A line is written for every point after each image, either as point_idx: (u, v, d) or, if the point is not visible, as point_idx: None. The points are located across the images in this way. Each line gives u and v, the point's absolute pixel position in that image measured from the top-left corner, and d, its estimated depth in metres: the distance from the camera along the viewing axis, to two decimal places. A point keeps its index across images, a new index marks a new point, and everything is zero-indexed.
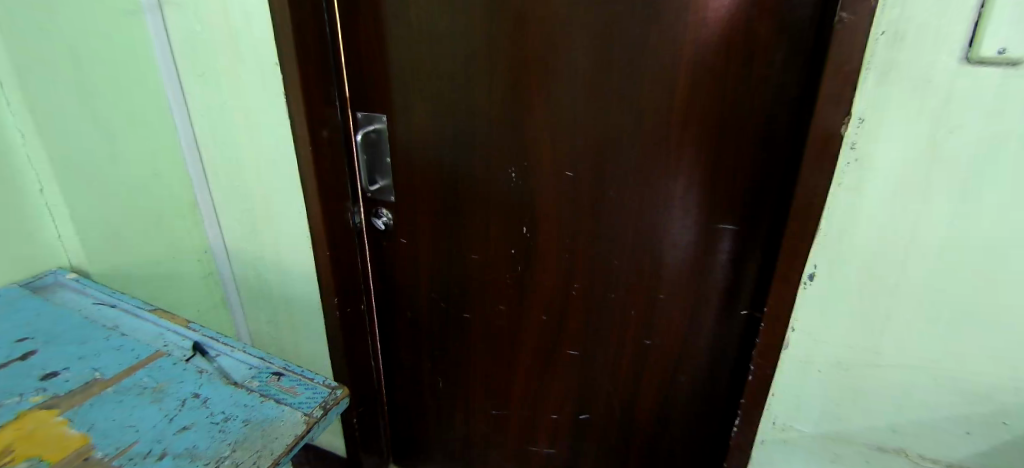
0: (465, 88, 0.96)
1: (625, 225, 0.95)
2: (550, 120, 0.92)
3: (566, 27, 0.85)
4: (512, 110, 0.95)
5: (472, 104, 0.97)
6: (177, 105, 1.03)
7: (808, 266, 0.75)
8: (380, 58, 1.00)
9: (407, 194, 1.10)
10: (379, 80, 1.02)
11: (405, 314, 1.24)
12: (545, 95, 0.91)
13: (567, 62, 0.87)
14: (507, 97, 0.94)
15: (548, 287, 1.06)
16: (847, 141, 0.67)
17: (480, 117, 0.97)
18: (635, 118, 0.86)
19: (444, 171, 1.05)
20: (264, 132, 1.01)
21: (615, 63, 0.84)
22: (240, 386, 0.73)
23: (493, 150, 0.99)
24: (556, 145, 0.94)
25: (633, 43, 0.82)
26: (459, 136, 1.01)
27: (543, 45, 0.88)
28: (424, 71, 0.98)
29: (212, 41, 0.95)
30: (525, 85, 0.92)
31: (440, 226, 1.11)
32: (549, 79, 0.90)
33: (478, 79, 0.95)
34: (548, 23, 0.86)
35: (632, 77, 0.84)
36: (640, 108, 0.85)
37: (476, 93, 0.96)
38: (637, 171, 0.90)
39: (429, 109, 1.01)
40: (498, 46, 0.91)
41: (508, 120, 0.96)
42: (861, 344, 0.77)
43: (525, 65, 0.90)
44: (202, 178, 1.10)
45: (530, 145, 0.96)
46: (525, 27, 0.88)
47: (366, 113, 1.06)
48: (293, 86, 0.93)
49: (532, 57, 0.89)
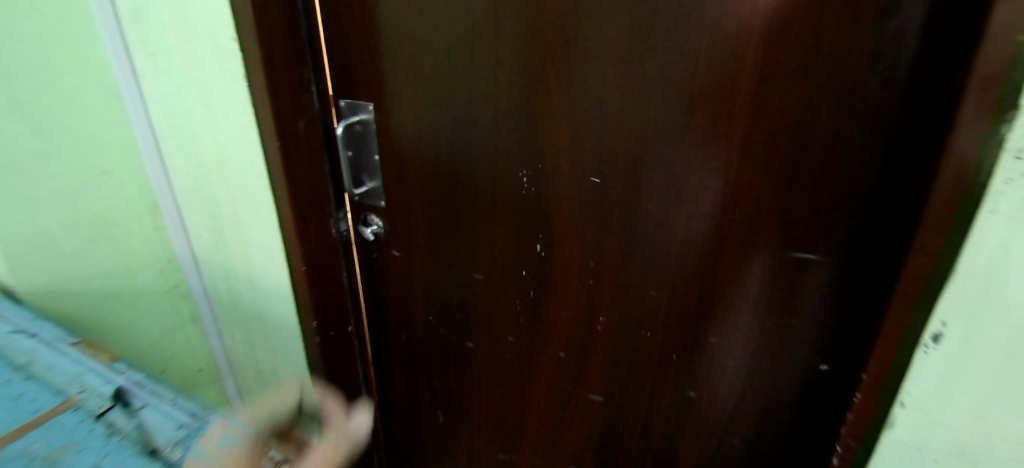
0: (465, 70, 0.76)
1: (666, 249, 0.73)
2: (571, 112, 0.72)
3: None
4: (523, 99, 0.74)
5: (473, 93, 0.77)
6: (129, 90, 0.86)
7: (932, 322, 0.53)
8: (363, 33, 0.81)
9: (399, 200, 0.92)
10: (364, 62, 0.83)
11: (399, 338, 1.06)
12: (566, 83, 0.71)
13: (596, 36, 0.67)
14: (517, 82, 0.74)
15: (565, 320, 0.86)
16: (1012, 148, 0.44)
17: (485, 108, 0.77)
18: (683, 111, 0.65)
19: (442, 174, 0.86)
20: (226, 122, 0.84)
21: (662, 34, 0.63)
22: (156, 457, 0.57)
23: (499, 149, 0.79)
24: (578, 145, 0.73)
25: (686, 7, 0.61)
26: (459, 132, 0.81)
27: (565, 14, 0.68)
28: (415, 49, 0.78)
29: (161, 12, 0.78)
30: (539, 66, 0.71)
31: (438, 239, 0.92)
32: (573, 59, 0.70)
33: (481, 60, 0.74)
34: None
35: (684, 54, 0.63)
36: (689, 99, 0.64)
37: (478, 78, 0.76)
38: (683, 181, 0.69)
39: (423, 98, 0.81)
40: (507, 17, 0.71)
41: (516, 110, 0.75)
42: (1005, 436, 0.54)
43: (544, 40, 0.70)
44: (164, 178, 0.94)
45: (545, 146, 0.75)
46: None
47: (349, 101, 0.87)
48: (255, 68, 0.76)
49: (551, 28, 0.69)
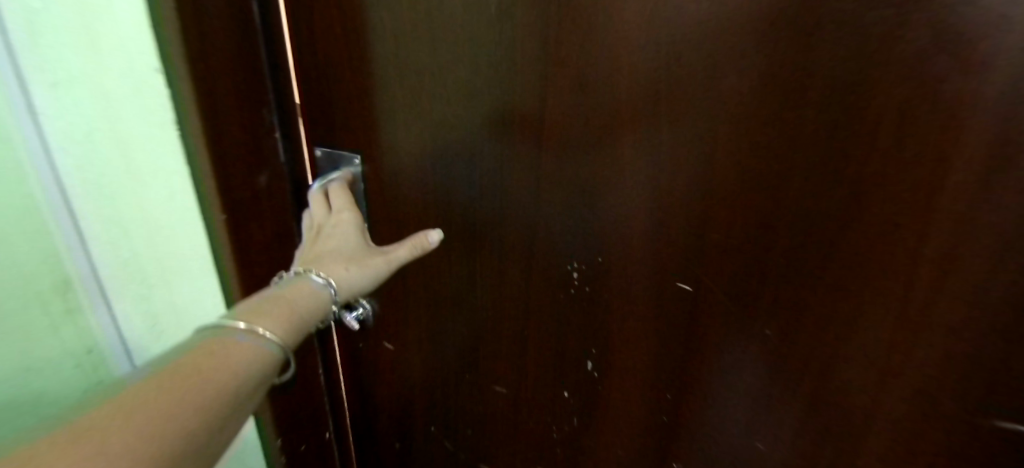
0: (492, 128, 0.52)
1: (784, 400, 0.49)
2: (652, 197, 0.47)
3: (697, 36, 0.39)
4: (577, 174, 0.50)
5: (504, 159, 0.54)
6: (27, 131, 0.63)
7: None
8: (343, 69, 0.57)
9: (397, 282, 0.70)
10: (348, 111, 0.59)
11: (393, 443, 0.84)
12: (632, 164, 0.47)
13: (691, 108, 0.41)
14: (562, 151, 0.50)
15: (615, 455, 0.64)
16: None
17: (520, 179, 0.54)
18: (843, 216, 0.38)
19: (454, 258, 0.63)
20: (156, 185, 0.62)
21: (808, 118, 0.36)
22: None
23: (531, 233, 0.57)
24: (660, 242, 0.49)
25: (840, 90, 0.34)
26: (479, 209, 0.58)
27: (642, 69, 0.42)
28: (421, 95, 0.54)
29: (61, 32, 0.55)
30: (605, 128, 0.46)
31: (446, 336, 0.69)
32: (645, 134, 0.45)
33: (516, 116, 0.50)
34: (653, 22, 0.40)
35: (832, 154, 0.37)
36: (856, 211, 0.37)
37: (512, 140, 0.52)
38: (803, 324, 0.44)
39: (426, 159, 0.58)
40: (551, 66, 0.46)
41: (558, 185, 0.52)
42: None
43: (604, 101, 0.45)
44: (80, 245, 0.71)
45: (605, 240, 0.52)
46: (608, 29, 0.42)
47: (330, 148, 0.63)
48: (194, 123, 0.55)
49: (614, 88, 0.44)
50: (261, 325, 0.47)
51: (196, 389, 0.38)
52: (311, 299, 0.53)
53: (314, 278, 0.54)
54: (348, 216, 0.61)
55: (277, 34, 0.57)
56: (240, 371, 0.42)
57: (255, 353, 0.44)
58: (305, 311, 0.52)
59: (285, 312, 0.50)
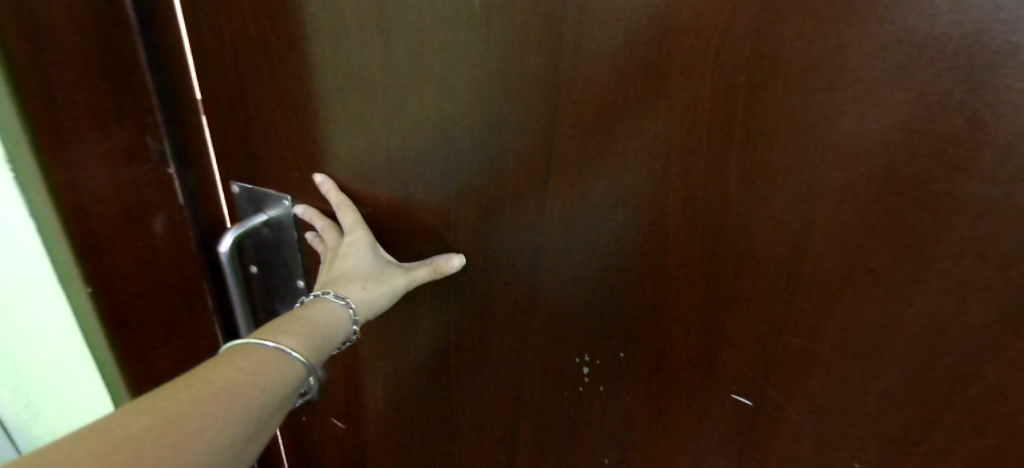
0: (481, 188, 0.38)
1: None
2: (707, 289, 0.35)
3: (777, 96, 0.27)
4: (598, 250, 0.37)
5: (494, 228, 0.40)
6: None
7: None
8: (260, 81, 0.41)
9: (346, 360, 0.55)
10: (279, 153, 0.44)
11: None
12: (655, 248, 0.35)
13: (783, 183, 0.29)
14: (568, 226, 0.37)
15: None
16: None
17: (517, 253, 0.40)
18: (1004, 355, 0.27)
19: (420, 339, 0.49)
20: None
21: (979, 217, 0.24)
22: None
23: (525, 308, 0.42)
24: (712, 344, 0.36)
25: None
26: (456, 284, 0.44)
27: (688, 134, 0.31)
28: (381, 136, 0.40)
29: None
30: (645, 198, 0.34)
31: (412, 424, 0.55)
32: (682, 213, 0.33)
33: (516, 175, 0.37)
34: (712, 73, 0.28)
35: (966, 251, 0.25)
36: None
37: (506, 205, 0.38)
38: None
39: (384, 210, 0.44)
40: (560, 127, 0.34)
41: (560, 257, 0.39)
42: None
43: (629, 170, 0.33)
44: None
45: (633, 333, 0.39)
46: (644, 74, 0.30)
47: (252, 187, 0.47)
48: (26, 154, 0.40)
49: (649, 158, 0.32)
50: (287, 343, 0.36)
51: (209, 402, 0.30)
52: (330, 322, 0.40)
53: (325, 294, 0.40)
54: (360, 235, 0.43)
55: (170, 33, 0.41)
56: (266, 387, 0.33)
57: (285, 367, 0.35)
58: (320, 342, 0.38)
59: (298, 326, 0.38)
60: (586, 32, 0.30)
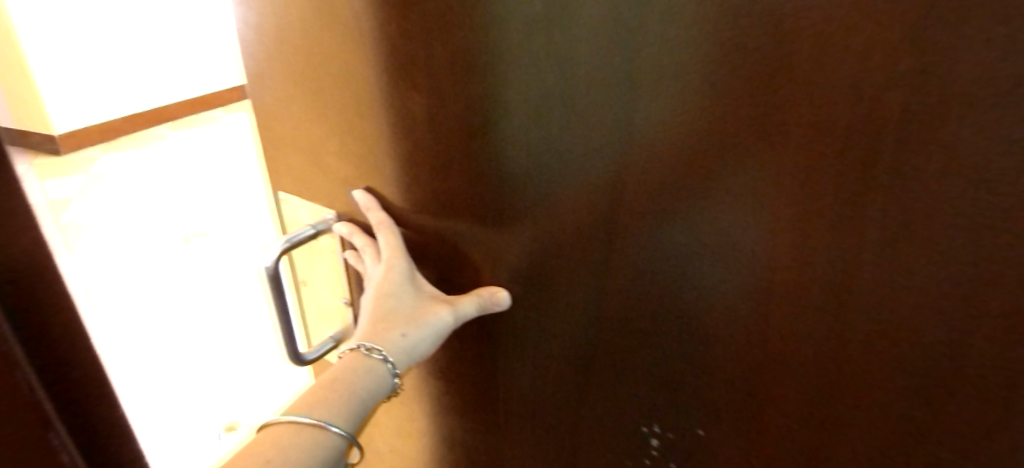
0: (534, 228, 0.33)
1: None
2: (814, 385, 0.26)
3: (925, 162, 0.19)
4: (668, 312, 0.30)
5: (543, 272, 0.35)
6: None
7: None
8: (315, 93, 0.40)
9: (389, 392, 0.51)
10: (330, 170, 0.43)
11: None
12: (739, 332, 0.28)
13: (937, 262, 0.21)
14: (630, 283, 0.31)
15: None
16: None
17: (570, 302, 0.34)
18: None
19: (465, 379, 0.44)
20: None
21: None
22: None
23: (578, 366, 0.36)
24: (822, 455, 0.28)
25: None
26: (503, 326, 0.39)
27: (779, 199, 0.24)
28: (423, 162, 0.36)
29: None
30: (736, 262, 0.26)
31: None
32: (779, 291, 0.26)
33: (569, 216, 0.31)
34: (828, 120, 0.21)
35: None
36: None
37: (560, 250, 0.33)
38: None
39: (428, 242, 0.40)
40: (626, 175, 0.28)
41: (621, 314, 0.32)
42: None
43: (710, 231, 0.27)
44: None
45: (710, 413, 0.31)
46: (737, 110, 0.23)
47: (307, 203, 0.48)
48: None
49: (738, 218, 0.25)
50: (319, 415, 0.33)
51: None
52: (366, 378, 0.36)
53: (369, 352, 0.36)
54: (400, 266, 0.39)
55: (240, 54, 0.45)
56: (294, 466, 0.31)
57: (316, 442, 0.32)
58: (360, 403, 0.35)
59: (329, 387, 0.35)
60: (663, 64, 0.24)
